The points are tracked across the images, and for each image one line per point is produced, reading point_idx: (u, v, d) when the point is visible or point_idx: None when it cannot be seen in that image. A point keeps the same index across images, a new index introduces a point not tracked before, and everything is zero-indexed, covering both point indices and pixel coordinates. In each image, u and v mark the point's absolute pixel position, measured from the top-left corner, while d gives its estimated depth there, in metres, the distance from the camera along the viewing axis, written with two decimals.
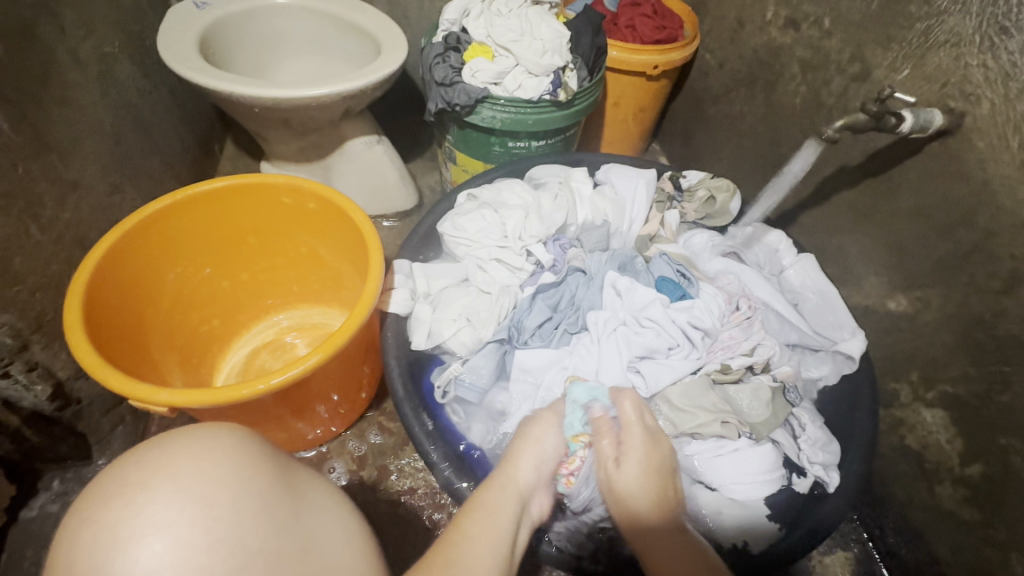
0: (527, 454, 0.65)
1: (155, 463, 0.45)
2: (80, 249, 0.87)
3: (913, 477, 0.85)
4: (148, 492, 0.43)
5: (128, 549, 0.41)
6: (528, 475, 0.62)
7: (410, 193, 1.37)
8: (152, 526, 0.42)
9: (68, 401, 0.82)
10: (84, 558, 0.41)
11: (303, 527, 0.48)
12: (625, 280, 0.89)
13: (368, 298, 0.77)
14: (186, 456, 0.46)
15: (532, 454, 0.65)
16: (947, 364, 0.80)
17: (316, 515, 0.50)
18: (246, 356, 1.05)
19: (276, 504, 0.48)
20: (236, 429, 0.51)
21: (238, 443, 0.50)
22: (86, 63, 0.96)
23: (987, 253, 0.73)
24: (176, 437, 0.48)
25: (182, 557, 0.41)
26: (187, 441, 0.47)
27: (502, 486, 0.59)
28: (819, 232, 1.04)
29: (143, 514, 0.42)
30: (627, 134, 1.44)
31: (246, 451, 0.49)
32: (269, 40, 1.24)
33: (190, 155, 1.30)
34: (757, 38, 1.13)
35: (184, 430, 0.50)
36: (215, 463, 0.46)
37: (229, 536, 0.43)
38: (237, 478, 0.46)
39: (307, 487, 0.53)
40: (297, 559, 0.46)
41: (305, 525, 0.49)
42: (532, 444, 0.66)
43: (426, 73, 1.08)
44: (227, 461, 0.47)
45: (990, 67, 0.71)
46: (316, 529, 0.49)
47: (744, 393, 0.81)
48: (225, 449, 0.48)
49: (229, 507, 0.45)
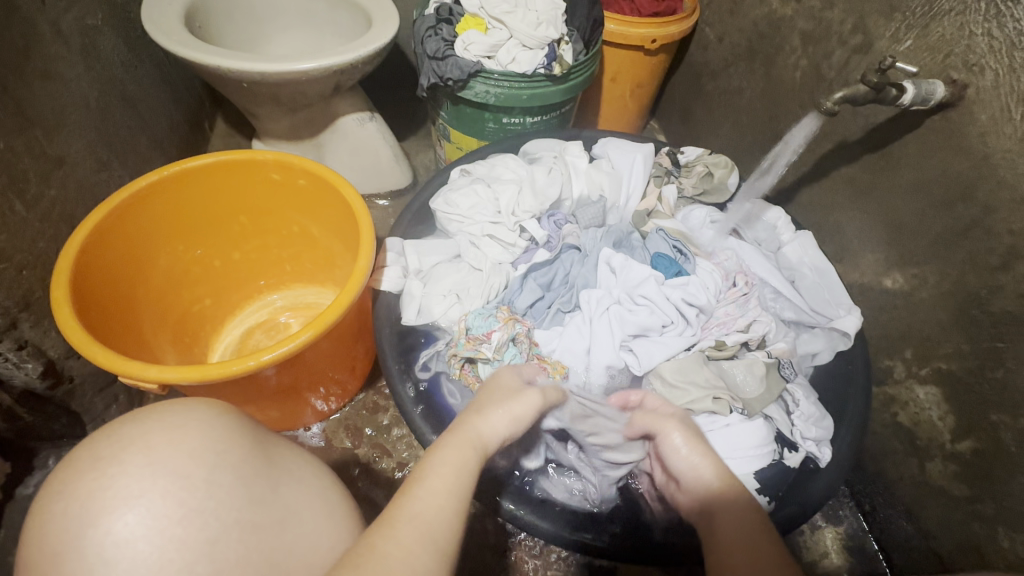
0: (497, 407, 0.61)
1: (129, 439, 0.45)
2: (67, 227, 0.86)
3: (904, 453, 0.86)
4: (122, 467, 0.44)
5: (103, 521, 0.41)
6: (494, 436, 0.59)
7: (404, 172, 1.35)
8: (125, 499, 0.42)
9: (60, 379, 0.81)
10: (57, 531, 0.41)
11: (279, 498, 0.49)
12: (619, 258, 0.88)
13: (359, 276, 0.76)
14: (160, 429, 0.47)
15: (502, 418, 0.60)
16: (940, 341, 0.80)
17: (294, 487, 0.51)
18: (239, 335, 1.04)
19: (253, 476, 0.48)
20: (213, 404, 0.52)
21: (214, 416, 0.50)
22: (68, 36, 0.93)
23: (986, 228, 0.72)
24: (151, 412, 0.49)
25: (158, 529, 0.42)
26: (159, 417, 0.48)
27: (469, 442, 0.55)
28: (816, 210, 1.02)
29: (116, 489, 0.43)
30: (624, 111, 1.42)
31: (223, 423, 0.50)
32: (258, 12, 1.21)
33: (179, 133, 1.28)
34: (758, 10, 1.10)
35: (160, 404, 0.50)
36: (189, 436, 0.47)
37: (203, 508, 0.44)
38: (212, 451, 0.47)
39: (286, 460, 0.53)
40: (272, 531, 0.46)
41: (281, 497, 0.49)
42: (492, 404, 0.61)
43: (418, 47, 1.05)
44: (201, 435, 0.47)
45: (995, 37, 0.68)
46: (292, 500, 0.50)
47: (739, 368, 0.81)
48: (199, 423, 0.48)
49: (203, 479, 0.45)
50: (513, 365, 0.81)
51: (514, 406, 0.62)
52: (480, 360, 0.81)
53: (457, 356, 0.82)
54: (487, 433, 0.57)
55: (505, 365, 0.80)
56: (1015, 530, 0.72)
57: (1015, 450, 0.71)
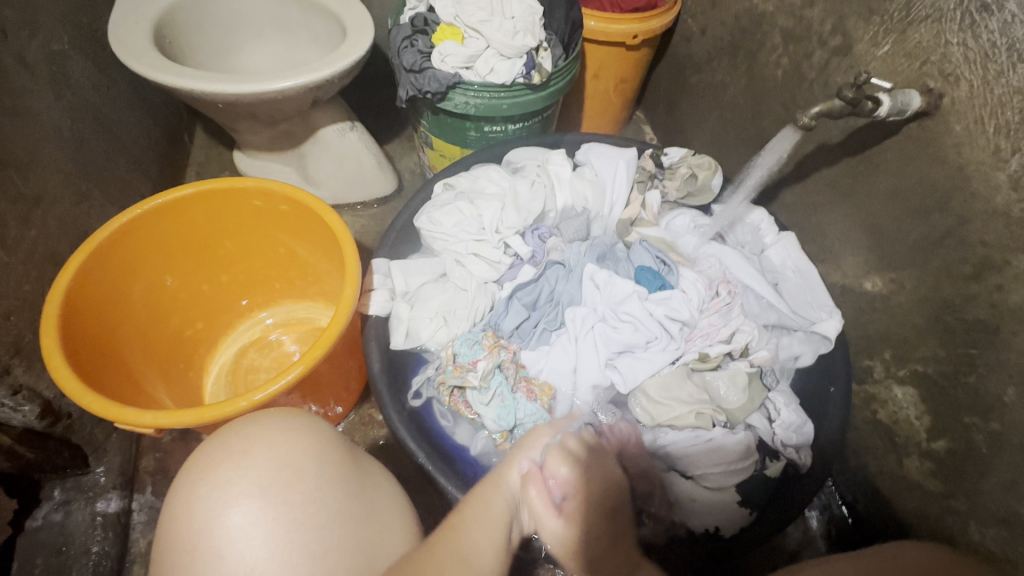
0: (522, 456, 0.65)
1: (253, 437, 0.55)
2: (52, 264, 0.87)
3: (883, 449, 0.89)
4: (252, 458, 0.53)
5: (236, 503, 0.50)
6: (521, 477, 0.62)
7: (388, 179, 1.33)
8: (253, 485, 0.51)
9: (58, 417, 0.83)
10: (202, 510, 0.51)
11: (368, 495, 0.56)
12: (603, 274, 0.90)
13: (345, 307, 0.77)
14: (276, 430, 0.56)
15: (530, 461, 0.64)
16: (918, 344, 0.82)
17: (376, 489, 0.58)
18: (233, 356, 1.06)
19: (348, 474, 0.56)
20: (305, 416, 0.60)
21: (310, 425, 0.59)
22: (35, 67, 0.91)
23: (960, 238, 0.73)
24: (269, 417, 0.58)
25: (278, 513, 0.50)
26: (273, 422, 0.57)
27: (500, 484, 0.60)
28: (799, 210, 1.03)
29: (247, 478, 0.52)
30: (609, 107, 1.40)
31: (318, 430, 0.59)
32: (230, 23, 1.18)
33: (158, 150, 1.26)
34: (739, 4, 1.08)
35: (270, 412, 0.60)
36: (299, 438, 0.56)
37: (313, 499, 0.52)
38: (318, 450, 0.56)
39: (368, 465, 0.60)
40: (363, 522, 0.53)
41: (370, 496, 0.56)
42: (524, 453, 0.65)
43: (394, 58, 1.03)
44: (308, 437, 0.57)
45: (970, 47, 0.68)
46: (377, 499, 0.57)
47: (722, 380, 0.84)
48: (300, 431, 0.57)
49: (313, 473, 0.54)
50: (500, 392, 0.85)
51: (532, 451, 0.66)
52: (467, 388, 0.84)
53: (445, 385, 0.85)
54: (516, 484, 0.61)
55: (493, 392, 0.84)
56: (985, 525, 0.75)
57: (985, 451, 0.74)
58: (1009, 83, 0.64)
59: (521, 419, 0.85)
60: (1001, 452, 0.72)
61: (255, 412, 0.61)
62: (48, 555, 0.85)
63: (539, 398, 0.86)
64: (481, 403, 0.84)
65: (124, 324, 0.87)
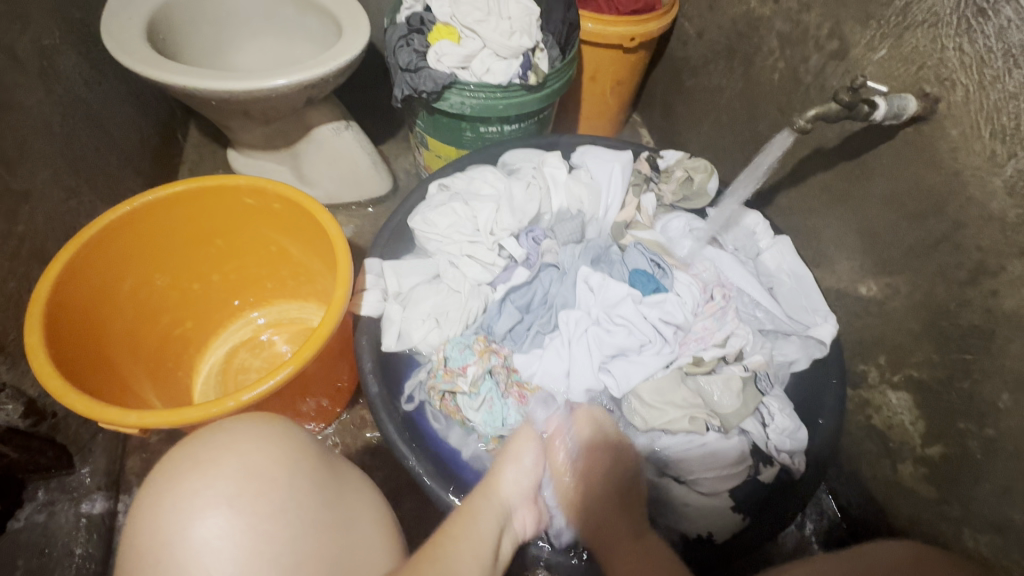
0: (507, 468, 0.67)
1: (222, 445, 0.54)
2: (38, 261, 0.85)
3: (877, 454, 0.89)
4: (220, 469, 0.51)
5: (203, 513, 0.49)
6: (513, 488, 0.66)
7: (383, 179, 1.33)
8: (221, 496, 0.50)
9: (42, 416, 0.82)
10: (166, 522, 0.49)
11: (342, 504, 0.55)
12: (597, 277, 0.89)
13: (337, 307, 0.76)
14: (249, 438, 0.55)
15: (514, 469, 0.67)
16: (912, 349, 0.81)
17: (351, 495, 0.57)
18: (222, 356, 1.04)
19: (321, 482, 0.55)
20: (278, 421, 0.59)
21: (284, 432, 0.57)
22: (25, 61, 0.90)
23: (956, 243, 0.73)
24: (237, 423, 0.57)
25: (247, 525, 0.49)
26: (241, 429, 0.56)
27: (489, 499, 0.62)
28: (794, 214, 1.03)
29: (215, 487, 0.50)
30: (606, 110, 1.39)
31: (291, 437, 0.58)
32: (226, 21, 1.17)
33: (150, 147, 1.25)
34: (736, 8, 1.08)
35: (239, 418, 0.58)
36: (272, 445, 0.55)
37: (286, 508, 0.51)
38: (290, 460, 0.54)
39: (341, 471, 0.60)
40: (338, 531, 0.52)
41: (344, 503, 0.56)
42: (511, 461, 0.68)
43: (390, 57, 1.02)
44: (280, 445, 0.55)
45: (966, 52, 0.68)
46: (351, 506, 0.56)
47: (716, 385, 0.83)
48: (272, 438, 0.56)
49: (286, 481, 0.53)
50: (490, 398, 0.84)
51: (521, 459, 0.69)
52: (457, 393, 0.84)
53: (436, 389, 0.84)
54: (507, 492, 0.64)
55: (482, 398, 0.83)
56: (979, 532, 0.74)
57: (979, 457, 0.73)
58: (1005, 88, 0.64)
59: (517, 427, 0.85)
60: (995, 458, 0.71)
61: (238, 416, 0.59)
62: (30, 557, 0.81)
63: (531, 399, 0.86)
64: (471, 409, 0.83)
65: (108, 326, 0.85)
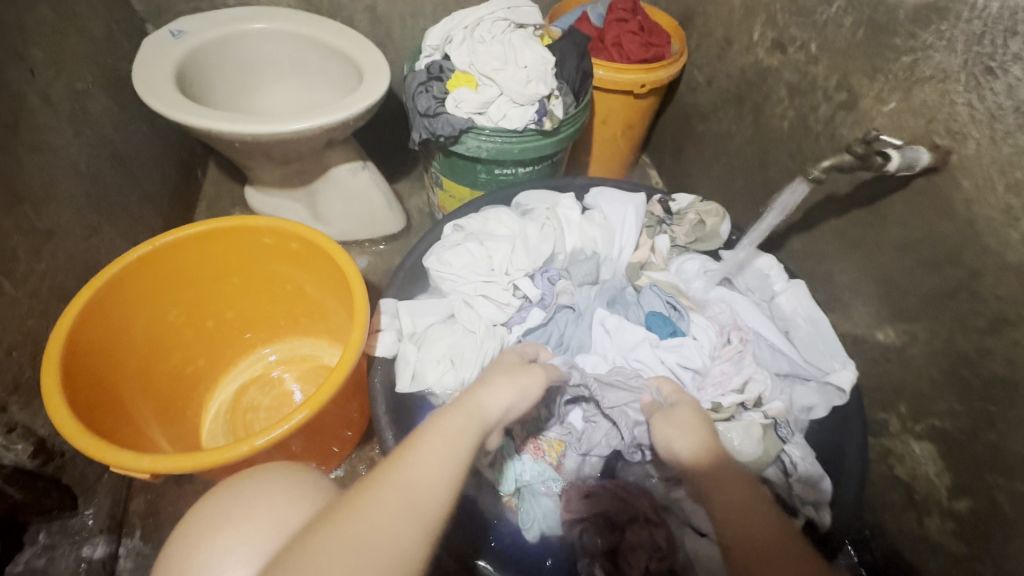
0: (500, 387, 0.63)
1: (252, 498, 0.50)
2: (57, 299, 0.86)
3: (901, 506, 0.86)
4: (251, 525, 0.48)
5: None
6: (498, 407, 0.61)
7: (397, 218, 1.35)
8: (252, 558, 0.46)
9: (50, 456, 0.81)
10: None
11: None
12: (614, 319, 0.91)
13: (352, 349, 0.76)
14: (279, 493, 0.51)
15: (507, 394, 0.63)
16: (934, 399, 0.80)
17: None
18: (233, 393, 1.04)
19: None
20: (310, 471, 0.56)
21: (314, 483, 0.54)
22: (58, 104, 0.93)
23: (975, 293, 0.73)
24: (268, 474, 0.54)
25: None
26: (273, 481, 0.53)
27: (468, 414, 0.57)
28: (808, 258, 1.03)
29: (244, 549, 0.47)
30: (616, 152, 1.42)
31: (323, 489, 0.54)
32: (250, 66, 1.21)
33: (171, 185, 1.28)
34: (744, 58, 1.11)
35: (268, 469, 0.55)
36: (306, 501, 0.51)
37: None
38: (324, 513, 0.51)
39: None
40: None
41: None
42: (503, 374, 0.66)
43: (410, 103, 1.06)
44: (313, 497, 0.52)
45: (975, 107, 0.70)
46: None
47: (737, 432, 0.81)
48: (305, 494, 0.52)
49: None
50: (504, 454, 0.85)
51: (520, 384, 0.65)
52: None
53: None
54: (486, 405, 0.60)
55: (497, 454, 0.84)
56: None
57: (1011, 514, 0.71)
58: (1017, 142, 0.66)
59: (529, 478, 0.85)
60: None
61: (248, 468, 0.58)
62: None
63: (548, 452, 0.85)
64: (486, 464, 0.83)
65: (124, 365, 0.85)
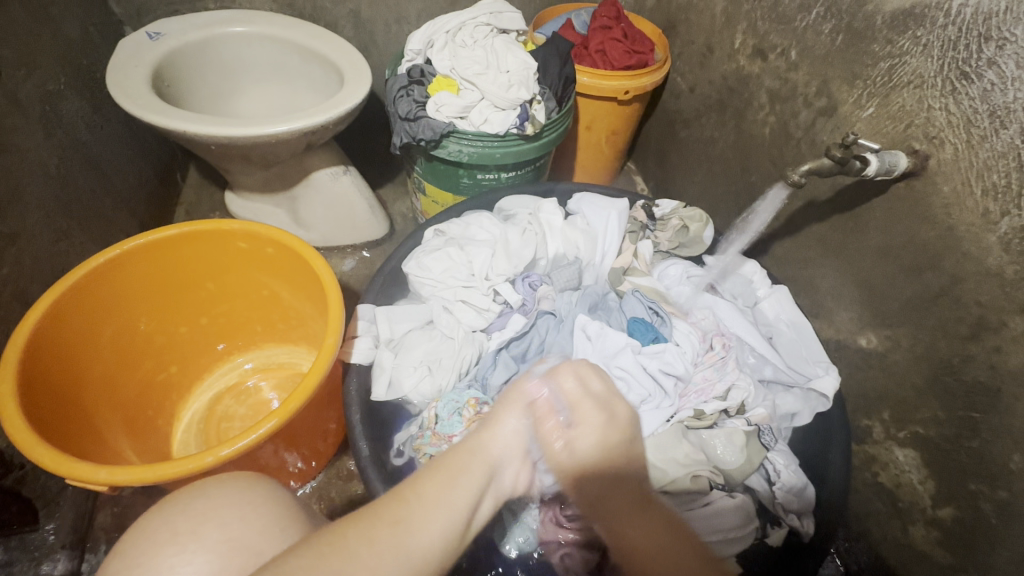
0: (509, 419, 0.61)
1: (203, 513, 0.50)
2: (21, 304, 0.83)
3: (887, 515, 0.84)
4: (200, 541, 0.48)
5: None
6: (508, 446, 0.59)
7: (379, 222, 1.33)
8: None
9: (10, 468, 0.78)
10: None
11: None
12: (595, 325, 0.89)
13: (326, 355, 0.74)
14: (231, 506, 0.51)
15: (513, 421, 0.61)
16: (917, 405, 0.79)
17: None
18: (206, 403, 1.00)
19: None
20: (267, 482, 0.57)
21: (269, 497, 0.54)
22: (27, 105, 0.91)
23: (955, 298, 0.72)
24: (220, 486, 0.54)
25: None
26: (224, 493, 0.53)
27: (475, 460, 0.56)
28: (790, 263, 1.03)
29: (191, 565, 0.47)
30: (601, 158, 1.42)
31: (279, 502, 0.54)
32: (229, 69, 1.20)
33: (147, 189, 1.25)
34: (726, 65, 1.11)
35: (221, 479, 0.55)
36: (259, 515, 0.51)
37: None
38: (275, 529, 0.51)
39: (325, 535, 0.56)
40: None
41: None
42: (513, 408, 0.62)
43: (390, 107, 1.05)
44: (266, 513, 0.52)
45: (952, 112, 0.70)
46: None
47: (719, 440, 0.80)
48: (259, 506, 0.52)
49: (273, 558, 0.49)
50: None
51: (522, 407, 0.62)
52: None
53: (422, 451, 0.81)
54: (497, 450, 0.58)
55: None
56: None
57: (995, 521, 0.70)
58: (993, 147, 0.66)
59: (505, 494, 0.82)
60: (1011, 522, 0.68)
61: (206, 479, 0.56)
62: None
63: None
64: None
65: (90, 374, 0.82)
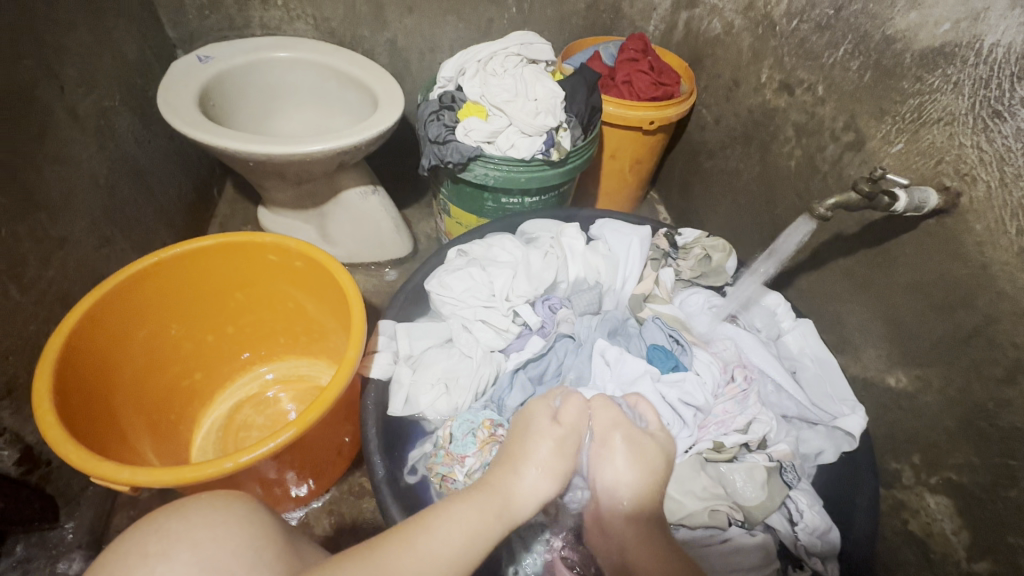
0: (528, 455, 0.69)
1: (176, 536, 0.48)
2: (63, 306, 0.88)
3: (918, 568, 0.78)
4: (170, 565, 0.46)
5: None
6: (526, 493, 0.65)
7: (403, 242, 1.36)
8: None
9: (36, 464, 0.80)
10: None
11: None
12: (614, 351, 0.89)
13: (347, 368, 0.75)
14: (204, 525, 0.49)
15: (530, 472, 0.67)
16: (950, 450, 0.76)
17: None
18: (227, 410, 1.02)
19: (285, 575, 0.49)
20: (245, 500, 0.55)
21: (246, 515, 0.52)
22: (84, 119, 0.97)
23: (989, 338, 0.70)
24: (195, 505, 0.52)
25: None
26: (197, 514, 0.50)
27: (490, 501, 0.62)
28: (815, 297, 1.01)
29: None
30: (624, 185, 1.43)
31: (257, 521, 0.52)
32: (270, 91, 1.26)
33: (186, 202, 1.31)
34: (752, 98, 1.12)
35: (196, 497, 0.53)
36: (233, 532, 0.49)
37: None
38: (249, 549, 0.49)
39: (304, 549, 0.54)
40: None
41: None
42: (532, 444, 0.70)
43: (421, 130, 1.08)
44: (240, 532, 0.50)
45: (984, 150, 0.69)
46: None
47: (739, 474, 0.79)
48: (232, 524, 0.50)
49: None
50: None
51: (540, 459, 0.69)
52: (453, 479, 0.80)
53: (435, 470, 0.81)
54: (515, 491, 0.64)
55: None
56: None
57: None
58: None
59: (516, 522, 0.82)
60: None
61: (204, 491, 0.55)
62: None
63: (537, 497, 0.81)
64: None
65: (120, 376, 0.85)
